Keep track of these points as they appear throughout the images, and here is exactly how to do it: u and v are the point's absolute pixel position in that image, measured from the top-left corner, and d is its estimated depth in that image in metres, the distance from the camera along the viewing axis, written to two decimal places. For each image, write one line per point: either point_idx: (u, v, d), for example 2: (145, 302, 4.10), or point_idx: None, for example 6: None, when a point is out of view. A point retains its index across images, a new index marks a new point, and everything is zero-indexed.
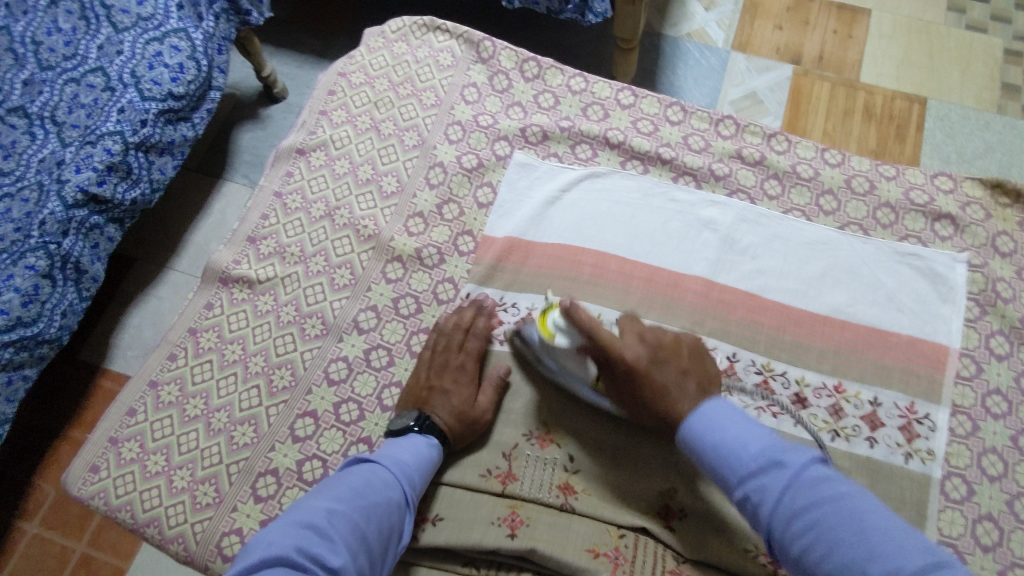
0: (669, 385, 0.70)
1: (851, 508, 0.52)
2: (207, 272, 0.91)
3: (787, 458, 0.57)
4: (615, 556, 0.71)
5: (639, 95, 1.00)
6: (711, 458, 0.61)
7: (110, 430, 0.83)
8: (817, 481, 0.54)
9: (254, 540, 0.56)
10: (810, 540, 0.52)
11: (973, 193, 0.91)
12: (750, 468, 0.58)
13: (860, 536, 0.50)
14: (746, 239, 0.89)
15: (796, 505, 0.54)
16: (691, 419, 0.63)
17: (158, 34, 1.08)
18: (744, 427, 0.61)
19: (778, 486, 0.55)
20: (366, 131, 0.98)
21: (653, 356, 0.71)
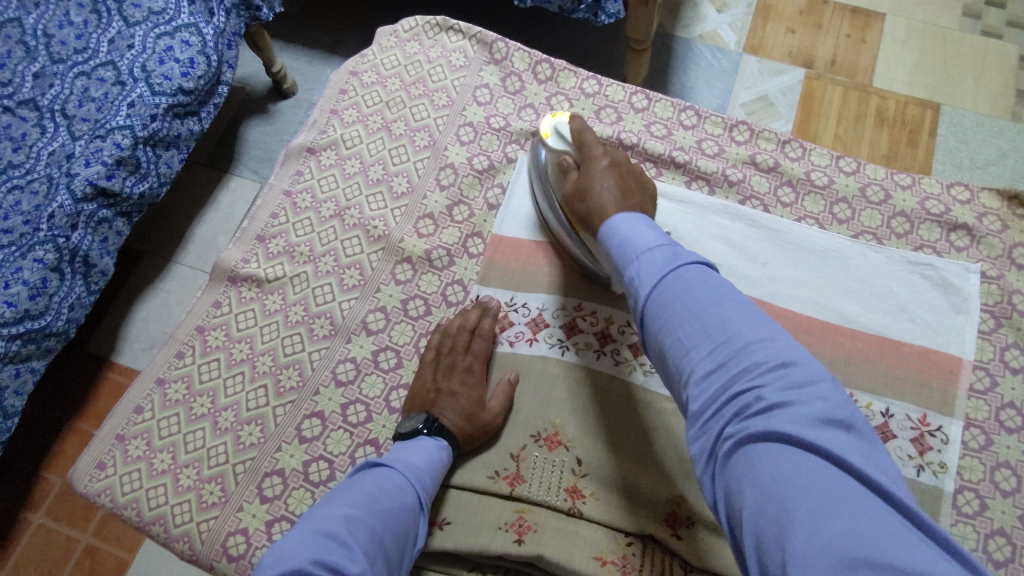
0: (607, 185, 0.75)
1: (719, 304, 0.54)
2: (216, 270, 0.90)
3: (677, 252, 0.59)
4: (623, 564, 0.71)
5: (653, 98, 0.99)
6: (615, 250, 0.64)
7: (117, 427, 0.83)
8: (698, 276, 0.56)
9: (272, 553, 0.56)
10: (671, 325, 0.55)
11: (989, 203, 0.90)
12: (643, 254, 0.60)
13: (717, 324, 0.53)
14: (756, 246, 0.88)
15: (670, 293, 0.56)
16: (611, 218, 0.67)
17: (169, 29, 1.07)
18: (648, 230, 0.63)
19: (660, 272, 0.58)
20: (377, 131, 0.97)
21: (611, 164, 0.77)
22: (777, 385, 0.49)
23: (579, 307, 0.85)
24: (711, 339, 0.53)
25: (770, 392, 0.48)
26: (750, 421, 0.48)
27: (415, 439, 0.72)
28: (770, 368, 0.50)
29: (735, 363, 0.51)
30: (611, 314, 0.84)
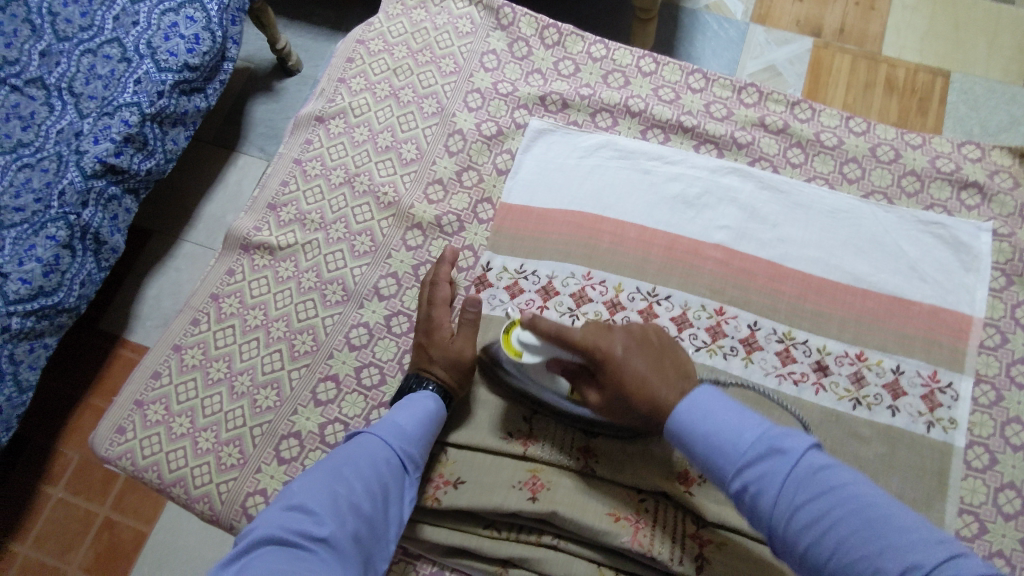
0: (646, 376, 0.67)
1: (862, 502, 0.54)
2: (229, 239, 0.91)
3: (786, 448, 0.58)
4: (636, 520, 0.72)
5: (661, 62, 0.99)
6: (709, 452, 0.61)
7: (135, 393, 0.84)
8: (822, 476, 0.56)
9: (248, 524, 0.59)
10: (826, 541, 0.53)
11: (1001, 161, 0.90)
12: (749, 462, 0.59)
13: (873, 530, 0.53)
14: (766, 208, 0.88)
15: (803, 507, 0.55)
16: (689, 408, 0.64)
17: (174, 5, 1.08)
18: (740, 415, 0.62)
19: (783, 484, 0.57)
20: (385, 98, 0.97)
21: (628, 349, 0.69)
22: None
23: (589, 276, 0.85)
24: (873, 547, 0.52)
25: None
26: None
27: (409, 400, 0.73)
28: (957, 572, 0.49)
29: (916, 572, 0.50)
30: (620, 282, 0.84)
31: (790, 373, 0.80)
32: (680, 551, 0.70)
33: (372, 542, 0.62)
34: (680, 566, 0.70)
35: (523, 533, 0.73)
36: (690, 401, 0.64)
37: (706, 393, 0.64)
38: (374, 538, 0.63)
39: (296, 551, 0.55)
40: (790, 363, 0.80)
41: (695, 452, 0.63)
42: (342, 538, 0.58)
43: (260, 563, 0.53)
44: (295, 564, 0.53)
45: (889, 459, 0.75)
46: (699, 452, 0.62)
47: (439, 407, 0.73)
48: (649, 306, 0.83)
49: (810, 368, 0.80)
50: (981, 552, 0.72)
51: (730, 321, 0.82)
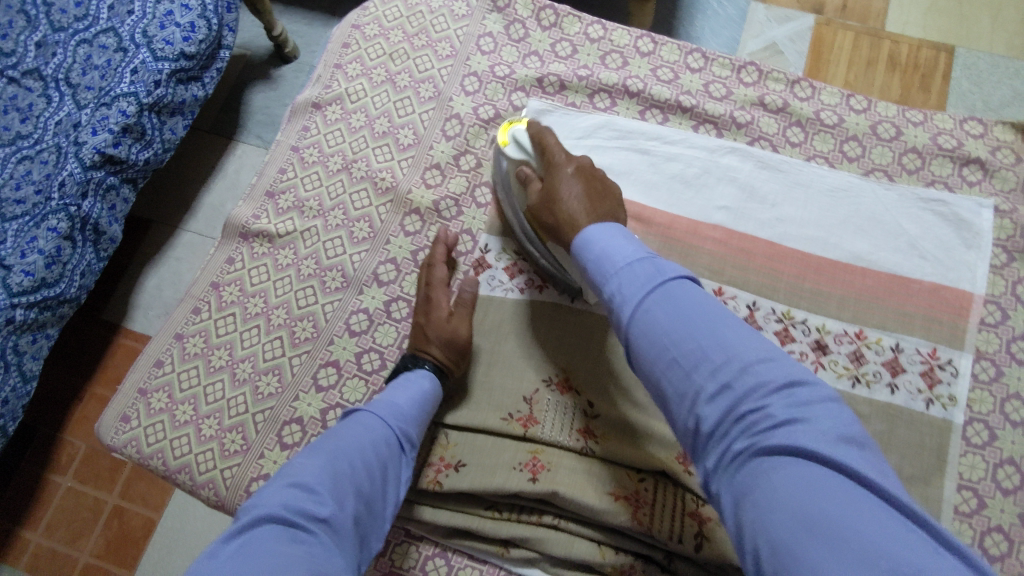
0: (572, 196, 0.70)
1: (711, 318, 0.51)
2: (228, 227, 0.91)
3: (661, 267, 0.56)
4: (636, 499, 0.72)
5: (659, 42, 0.98)
6: (592, 264, 0.60)
7: (138, 381, 0.85)
8: (680, 293, 0.53)
9: (245, 503, 0.56)
10: (662, 354, 0.51)
11: (1003, 137, 0.89)
12: (621, 269, 0.57)
13: (711, 342, 0.50)
14: (766, 188, 0.88)
15: (653, 309, 0.53)
16: (587, 231, 0.63)
17: None
18: (627, 242, 0.60)
19: (642, 287, 0.55)
20: (382, 84, 0.97)
21: (574, 170, 0.73)
22: (785, 403, 0.45)
23: None
24: (702, 346, 0.50)
25: (777, 412, 0.45)
26: (762, 436, 0.44)
27: (405, 380, 0.73)
28: (774, 388, 0.46)
29: (732, 374, 0.48)
30: None
31: (789, 352, 0.80)
32: (680, 529, 0.71)
33: (369, 527, 0.61)
34: (679, 544, 0.70)
35: (524, 513, 0.73)
36: (596, 224, 0.64)
37: (610, 226, 0.63)
38: (371, 521, 0.62)
39: (298, 533, 0.53)
40: (789, 343, 0.80)
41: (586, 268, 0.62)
42: (343, 521, 0.57)
43: (262, 543, 0.51)
44: (297, 547, 0.52)
45: (888, 436, 0.76)
46: (586, 266, 0.61)
47: (434, 387, 0.74)
48: None
49: (809, 348, 0.80)
50: (979, 526, 0.73)
51: (729, 301, 0.82)
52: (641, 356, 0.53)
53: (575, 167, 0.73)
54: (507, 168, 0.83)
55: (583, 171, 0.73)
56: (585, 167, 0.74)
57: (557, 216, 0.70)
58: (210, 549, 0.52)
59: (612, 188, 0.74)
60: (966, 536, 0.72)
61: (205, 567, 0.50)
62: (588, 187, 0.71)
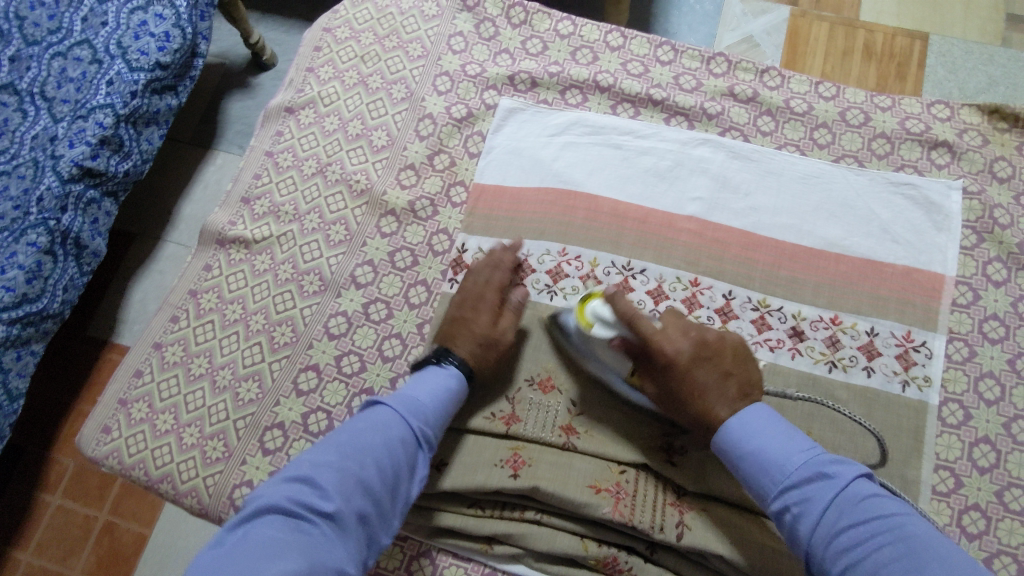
0: (708, 388, 0.69)
1: (887, 521, 0.57)
2: (204, 235, 0.91)
3: (830, 471, 0.61)
4: (617, 491, 0.73)
5: (629, 36, 0.98)
6: (751, 467, 0.65)
7: (119, 393, 0.85)
8: (867, 501, 0.58)
9: (256, 491, 0.60)
10: (851, 556, 0.56)
11: (970, 119, 0.90)
12: (789, 482, 0.62)
13: (899, 546, 0.55)
14: (738, 177, 0.88)
15: (832, 518, 0.58)
16: (737, 434, 0.66)
17: (142, 3, 1.07)
18: (783, 436, 0.64)
19: (814, 500, 0.60)
20: (354, 86, 0.97)
21: (698, 343, 0.71)
22: None
23: (564, 251, 0.86)
24: (908, 566, 0.54)
25: None
26: None
27: (431, 374, 0.73)
28: None
29: None
30: (595, 257, 0.85)
31: (766, 340, 0.80)
32: (661, 519, 0.71)
33: (380, 523, 0.62)
34: (661, 534, 0.70)
35: (507, 510, 0.74)
36: (738, 424, 0.66)
37: (758, 417, 0.66)
38: (382, 518, 0.62)
39: (298, 525, 0.56)
40: (765, 330, 0.81)
41: (739, 467, 0.66)
42: (346, 516, 0.58)
43: (259, 533, 0.54)
44: (291, 538, 0.54)
45: (865, 419, 0.76)
46: (744, 468, 0.65)
47: (460, 386, 0.73)
48: (625, 280, 0.84)
49: (786, 335, 0.81)
50: (957, 505, 0.73)
51: (705, 291, 0.83)
52: (836, 559, 0.57)
53: (690, 354, 0.71)
54: (583, 338, 0.76)
55: (694, 358, 0.71)
56: (698, 350, 0.71)
57: (692, 406, 0.70)
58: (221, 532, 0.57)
59: (737, 354, 0.72)
60: (945, 515, 0.73)
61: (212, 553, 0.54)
62: (715, 376, 0.70)
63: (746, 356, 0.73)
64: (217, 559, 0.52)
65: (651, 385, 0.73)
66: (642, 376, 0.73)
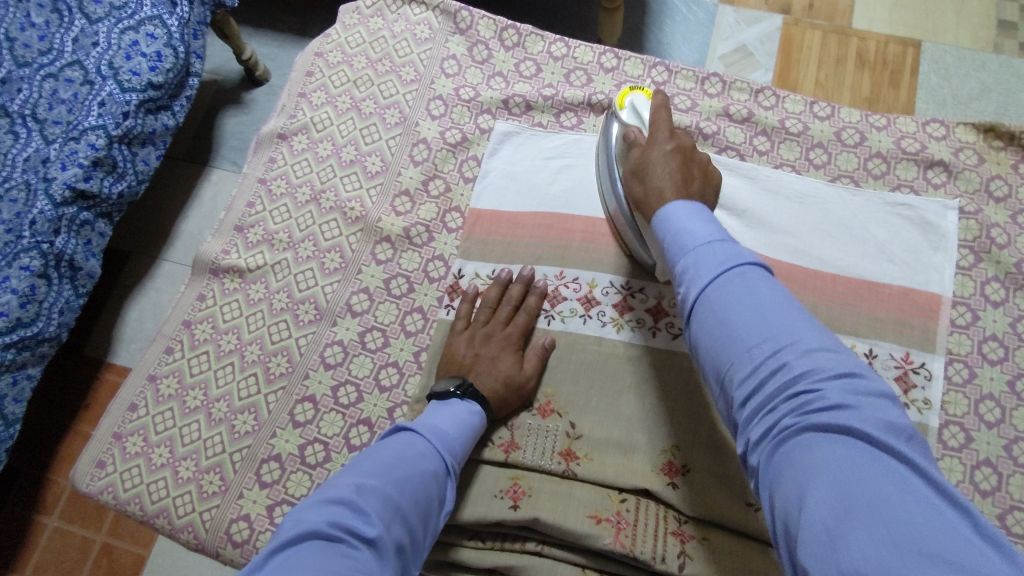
0: (659, 164, 0.72)
1: (770, 309, 0.52)
2: (198, 264, 0.90)
3: (735, 248, 0.57)
4: (618, 521, 0.72)
5: (622, 57, 0.98)
6: (667, 241, 0.61)
7: (113, 426, 0.84)
8: (756, 281, 0.54)
9: (287, 518, 0.57)
10: (721, 327, 0.53)
11: (966, 138, 0.90)
12: (696, 247, 0.58)
13: (778, 323, 0.51)
14: (735, 196, 0.88)
15: (722, 287, 0.54)
16: (670, 206, 0.63)
17: (133, 24, 1.06)
18: (704, 222, 0.60)
19: (708, 269, 0.56)
20: (347, 111, 0.96)
21: (680, 145, 0.74)
22: (844, 390, 0.46)
23: (562, 275, 0.85)
24: (768, 340, 0.50)
25: (836, 397, 0.46)
26: (814, 412, 0.46)
27: (453, 406, 0.73)
28: (833, 373, 0.47)
29: (793, 361, 0.48)
30: (593, 279, 0.85)
31: None
32: (663, 549, 0.70)
33: (411, 555, 0.61)
34: (662, 565, 0.69)
35: (508, 541, 0.73)
36: (680, 201, 0.64)
37: (691, 203, 0.64)
38: (413, 550, 0.61)
39: (345, 548, 0.54)
40: None
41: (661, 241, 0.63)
42: (387, 544, 0.57)
43: (307, 555, 0.52)
44: (341, 561, 0.52)
45: None
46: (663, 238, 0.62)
47: (482, 423, 0.74)
48: (623, 303, 0.83)
49: None
50: None
51: None
52: (705, 330, 0.54)
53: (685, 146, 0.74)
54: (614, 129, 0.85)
55: (682, 149, 0.74)
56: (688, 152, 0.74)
57: (643, 180, 0.72)
58: (255, 561, 0.54)
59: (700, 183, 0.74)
60: None
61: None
62: (681, 170, 0.72)
63: (706, 191, 0.75)
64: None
65: (636, 152, 0.75)
66: (633, 147, 0.77)
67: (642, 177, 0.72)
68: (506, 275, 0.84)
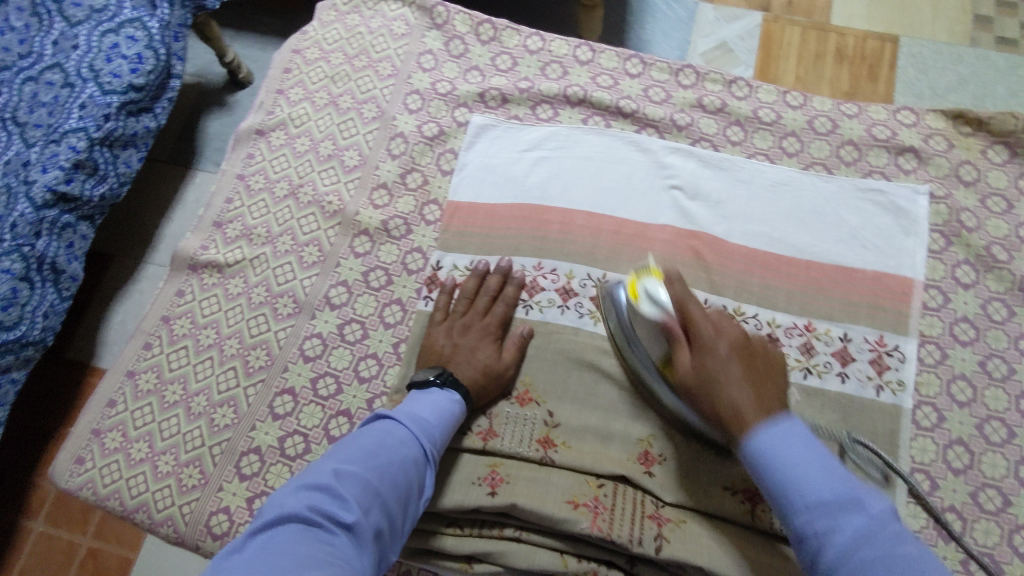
0: (737, 379, 0.64)
1: (912, 564, 0.51)
2: (176, 260, 0.91)
3: (863, 503, 0.55)
4: (595, 505, 0.72)
5: (597, 50, 0.99)
6: (775, 489, 0.58)
7: (92, 422, 0.84)
8: (889, 537, 0.53)
9: (268, 503, 0.59)
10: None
11: (936, 125, 0.91)
12: (820, 506, 0.55)
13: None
14: (709, 187, 0.89)
15: (861, 556, 0.52)
16: (761, 440, 0.60)
17: (113, 26, 1.06)
18: (813, 455, 0.58)
19: (846, 535, 0.53)
20: (325, 107, 0.97)
21: (738, 345, 0.66)
22: None
23: (539, 266, 0.86)
24: None
25: None
26: None
27: (433, 395, 0.74)
28: None
29: None
30: (571, 269, 0.85)
31: None
32: (639, 532, 0.70)
33: (390, 541, 0.61)
34: (639, 547, 0.70)
35: (486, 528, 0.73)
36: (768, 430, 0.60)
37: (786, 425, 0.60)
38: (392, 537, 0.62)
39: (323, 533, 0.55)
40: None
41: (764, 484, 0.59)
42: (366, 529, 0.58)
43: (284, 540, 0.53)
44: (317, 545, 0.53)
45: (841, 426, 0.76)
46: (765, 479, 0.59)
47: (462, 412, 0.75)
48: None
49: None
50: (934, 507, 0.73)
51: None
52: None
53: (738, 338, 0.67)
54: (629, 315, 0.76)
55: (736, 345, 0.66)
56: (743, 341, 0.67)
57: (710, 390, 0.65)
58: (235, 541, 0.55)
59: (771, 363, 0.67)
60: (922, 517, 0.73)
61: (231, 560, 0.53)
62: (749, 372, 0.64)
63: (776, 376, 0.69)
64: (243, 567, 0.51)
65: (686, 360, 0.67)
66: (679, 352, 0.68)
67: (708, 385, 0.65)
68: (483, 267, 0.84)
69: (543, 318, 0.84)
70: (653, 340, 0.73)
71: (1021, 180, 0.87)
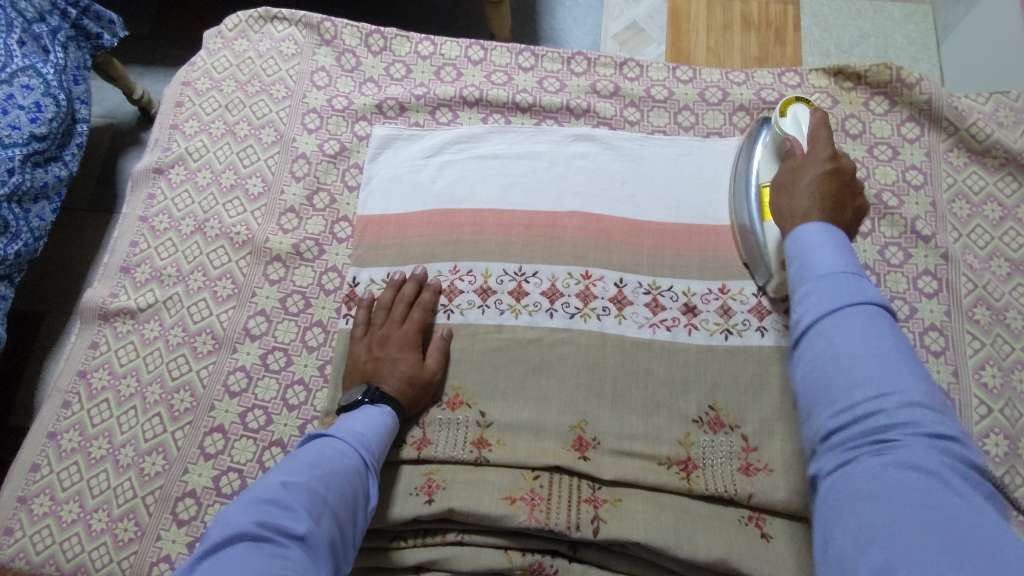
0: (808, 190, 0.69)
1: (884, 357, 0.50)
2: (86, 312, 0.88)
3: (862, 285, 0.54)
4: (532, 497, 0.73)
5: (488, 48, 1.00)
6: (793, 263, 0.60)
7: (16, 490, 0.80)
8: (879, 325, 0.52)
9: (212, 523, 0.57)
10: (824, 359, 0.52)
11: (819, 83, 0.94)
12: (821, 277, 0.56)
13: (874, 365, 0.50)
14: (615, 168, 0.91)
15: (845, 319, 0.53)
16: (804, 233, 0.61)
17: (3, 76, 1.01)
18: (838, 251, 0.58)
19: (825, 303, 0.54)
20: (222, 136, 0.96)
21: (832, 170, 0.70)
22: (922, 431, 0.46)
23: (455, 269, 0.86)
24: (871, 388, 0.49)
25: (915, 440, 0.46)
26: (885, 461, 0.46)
27: (362, 410, 0.73)
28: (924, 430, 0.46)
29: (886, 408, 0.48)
30: (486, 268, 0.86)
31: (662, 320, 0.83)
32: (576, 517, 0.72)
33: (342, 550, 0.61)
34: (577, 532, 0.71)
35: (428, 536, 0.73)
36: (814, 225, 0.61)
37: (827, 228, 0.60)
38: (344, 546, 0.62)
39: (274, 547, 0.54)
40: (660, 312, 0.83)
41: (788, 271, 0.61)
42: (319, 538, 0.58)
43: (234, 560, 0.52)
44: (271, 561, 0.53)
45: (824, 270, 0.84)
46: (790, 264, 0.61)
47: (395, 421, 0.75)
48: (519, 285, 0.85)
49: (680, 312, 0.83)
50: None
51: (597, 282, 0.85)
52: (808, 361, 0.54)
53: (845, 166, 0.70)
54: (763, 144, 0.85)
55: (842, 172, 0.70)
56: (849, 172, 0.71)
57: (786, 189, 0.71)
58: (180, 568, 0.53)
59: (855, 206, 0.69)
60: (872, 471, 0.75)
61: None
62: (826, 190, 0.68)
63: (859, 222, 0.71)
64: None
65: (787, 166, 0.74)
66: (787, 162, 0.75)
67: (786, 187, 0.72)
68: (398, 277, 0.84)
69: (468, 319, 0.84)
70: (772, 166, 0.82)
71: (902, 128, 0.91)
